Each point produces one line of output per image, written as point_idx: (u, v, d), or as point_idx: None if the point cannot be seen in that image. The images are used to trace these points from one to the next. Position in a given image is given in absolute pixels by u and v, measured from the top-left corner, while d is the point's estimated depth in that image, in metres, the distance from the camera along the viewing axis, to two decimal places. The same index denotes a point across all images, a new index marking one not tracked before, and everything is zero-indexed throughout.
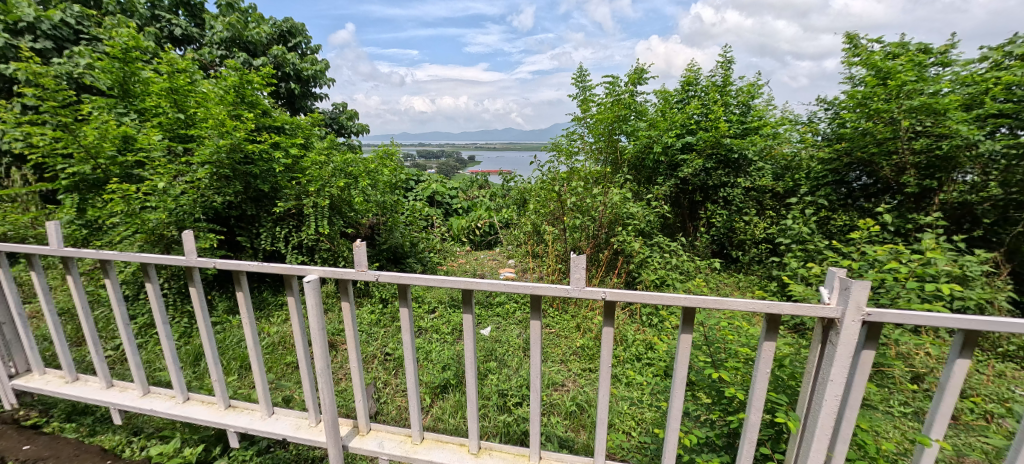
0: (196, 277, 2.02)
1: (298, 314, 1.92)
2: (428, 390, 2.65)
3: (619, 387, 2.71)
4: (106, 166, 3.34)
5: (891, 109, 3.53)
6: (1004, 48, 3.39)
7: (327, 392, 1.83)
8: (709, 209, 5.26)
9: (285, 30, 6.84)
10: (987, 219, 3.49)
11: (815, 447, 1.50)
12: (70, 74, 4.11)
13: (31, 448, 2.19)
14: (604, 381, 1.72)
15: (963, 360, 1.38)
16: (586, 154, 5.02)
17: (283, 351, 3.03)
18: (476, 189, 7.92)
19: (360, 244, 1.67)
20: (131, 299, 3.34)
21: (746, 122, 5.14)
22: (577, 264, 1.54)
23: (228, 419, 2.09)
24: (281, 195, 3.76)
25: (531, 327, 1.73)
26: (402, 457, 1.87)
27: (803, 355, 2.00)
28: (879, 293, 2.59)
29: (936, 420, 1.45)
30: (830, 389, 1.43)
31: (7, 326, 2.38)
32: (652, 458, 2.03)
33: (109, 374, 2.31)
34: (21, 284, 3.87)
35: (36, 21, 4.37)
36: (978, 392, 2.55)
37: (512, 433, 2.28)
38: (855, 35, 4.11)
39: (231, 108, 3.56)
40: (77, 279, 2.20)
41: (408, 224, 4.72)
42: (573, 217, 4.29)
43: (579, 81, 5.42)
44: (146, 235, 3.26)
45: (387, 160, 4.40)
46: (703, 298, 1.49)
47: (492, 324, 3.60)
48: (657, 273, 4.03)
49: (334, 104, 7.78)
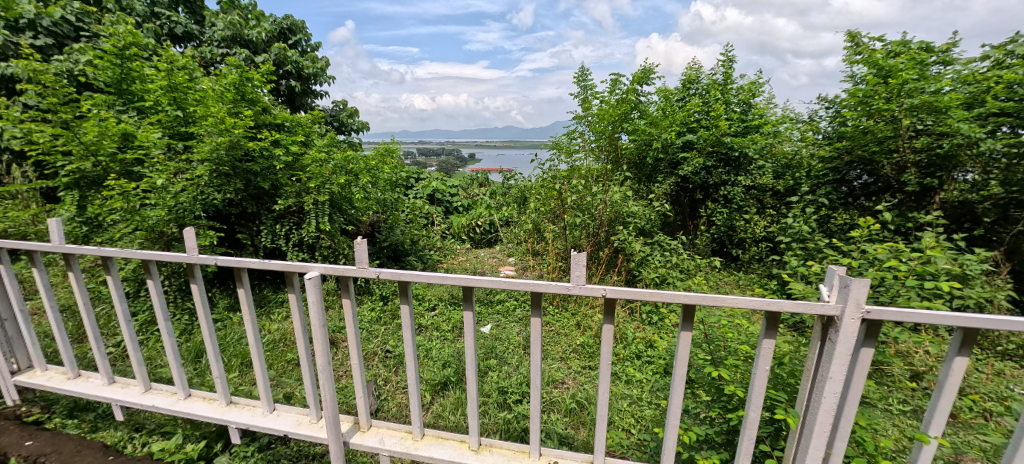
0: (197, 274, 2.02)
1: (298, 311, 1.92)
2: (428, 387, 2.66)
3: (619, 385, 2.72)
4: (106, 163, 3.36)
5: (892, 108, 3.54)
6: (1005, 47, 3.39)
7: (327, 389, 1.83)
8: (709, 207, 5.25)
9: (285, 27, 6.84)
10: (988, 218, 3.49)
11: (813, 444, 1.50)
12: (70, 72, 4.11)
13: (33, 444, 2.20)
14: (604, 378, 1.72)
15: (962, 358, 1.38)
16: (586, 152, 4.98)
17: (284, 348, 3.04)
18: (476, 187, 7.92)
19: (361, 240, 1.67)
20: (131, 296, 3.32)
21: (747, 120, 5.15)
22: (577, 261, 1.54)
23: (229, 415, 2.10)
24: (281, 192, 3.78)
25: (531, 323, 1.73)
26: (402, 453, 1.88)
27: (802, 353, 2.01)
28: (879, 291, 2.58)
29: (935, 417, 1.45)
30: (830, 386, 1.44)
31: (8, 322, 2.40)
32: (652, 455, 2.05)
33: (110, 370, 2.32)
34: (22, 281, 3.88)
35: (37, 18, 4.38)
36: (978, 391, 2.57)
37: (512, 430, 2.29)
38: (856, 34, 4.11)
39: (231, 105, 3.60)
40: (78, 275, 2.21)
41: (408, 221, 4.74)
42: (573, 214, 4.28)
43: (581, 80, 5.40)
44: (147, 232, 3.24)
45: (387, 157, 4.41)
46: (703, 295, 1.50)
47: (492, 322, 3.62)
48: (657, 271, 4.06)
49: (334, 102, 7.80)
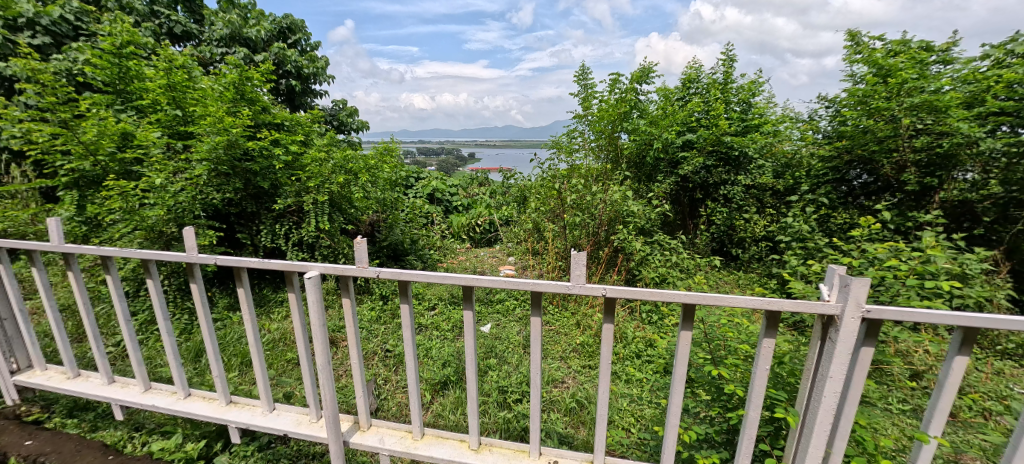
0: (196, 273, 2.02)
1: (298, 311, 1.91)
2: (428, 386, 2.66)
3: (619, 384, 2.73)
4: (106, 162, 3.35)
5: (891, 107, 3.54)
6: (1005, 46, 3.39)
7: (327, 388, 1.83)
8: (709, 206, 5.24)
9: (285, 26, 6.83)
10: (987, 217, 3.49)
11: (814, 443, 1.50)
12: (69, 71, 4.11)
13: (33, 443, 2.20)
14: (604, 378, 1.71)
15: (962, 357, 1.38)
16: (586, 150, 4.91)
17: (284, 348, 3.04)
18: (476, 186, 7.92)
19: (361, 240, 1.67)
20: (131, 295, 3.32)
21: (747, 120, 5.14)
22: (577, 261, 1.54)
23: (228, 415, 2.09)
24: (281, 191, 3.78)
25: (531, 323, 1.73)
26: (402, 452, 1.88)
27: (802, 352, 2.01)
28: (879, 290, 2.58)
29: (935, 417, 1.45)
30: (830, 385, 1.44)
31: (7, 322, 2.40)
32: (652, 454, 2.05)
33: (110, 370, 2.31)
34: (21, 281, 3.88)
35: (36, 17, 4.37)
36: (977, 390, 2.57)
37: (512, 429, 2.29)
38: (856, 33, 4.10)
39: (230, 104, 3.60)
40: (78, 275, 2.21)
41: (408, 221, 4.73)
42: (573, 214, 4.28)
43: (581, 79, 5.39)
44: (146, 232, 3.24)
45: (387, 156, 4.41)
46: (703, 295, 1.49)
47: (492, 321, 3.62)
48: (657, 271, 4.06)
49: (334, 101, 7.79)
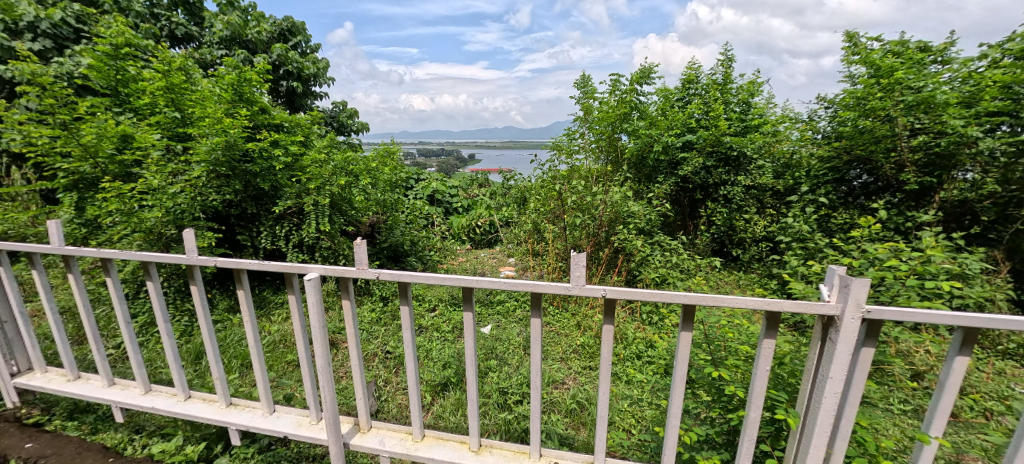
0: (197, 275, 2.01)
1: (298, 312, 1.91)
2: (429, 388, 2.67)
3: (619, 385, 2.73)
4: (105, 165, 3.34)
5: (886, 107, 3.56)
6: (1003, 45, 3.37)
7: (327, 389, 1.82)
8: (709, 207, 5.26)
9: (285, 29, 6.86)
10: (986, 217, 3.50)
11: (815, 444, 1.50)
12: (70, 74, 4.14)
13: (33, 445, 2.20)
14: (604, 379, 1.71)
15: (963, 358, 1.38)
16: (586, 152, 4.96)
17: (284, 349, 3.05)
18: (476, 187, 7.93)
19: (360, 241, 1.66)
20: (131, 297, 3.33)
21: (746, 120, 5.17)
22: (577, 262, 1.53)
23: (229, 416, 2.09)
24: (281, 193, 3.79)
25: (532, 324, 1.74)
26: (403, 454, 1.87)
27: (801, 352, 2.00)
28: (878, 291, 2.54)
29: (936, 418, 1.45)
30: (830, 386, 1.44)
31: (7, 324, 2.39)
32: (652, 456, 2.05)
33: (110, 372, 2.31)
34: (21, 283, 3.89)
35: (36, 21, 4.38)
36: (978, 390, 2.57)
37: (512, 430, 2.29)
38: (854, 34, 4.10)
39: (229, 106, 3.62)
40: (77, 277, 2.20)
41: (408, 222, 4.73)
42: (573, 215, 4.23)
43: (582, 86, 5.41)
44: (145, 234, 3.23)
45: (387, 158, 4.43)
46: (703, 295, 1.49)
47: (492, 322, 3.63)
48: (658, 272, 4.10)
49: (334, 103, 7.80)
